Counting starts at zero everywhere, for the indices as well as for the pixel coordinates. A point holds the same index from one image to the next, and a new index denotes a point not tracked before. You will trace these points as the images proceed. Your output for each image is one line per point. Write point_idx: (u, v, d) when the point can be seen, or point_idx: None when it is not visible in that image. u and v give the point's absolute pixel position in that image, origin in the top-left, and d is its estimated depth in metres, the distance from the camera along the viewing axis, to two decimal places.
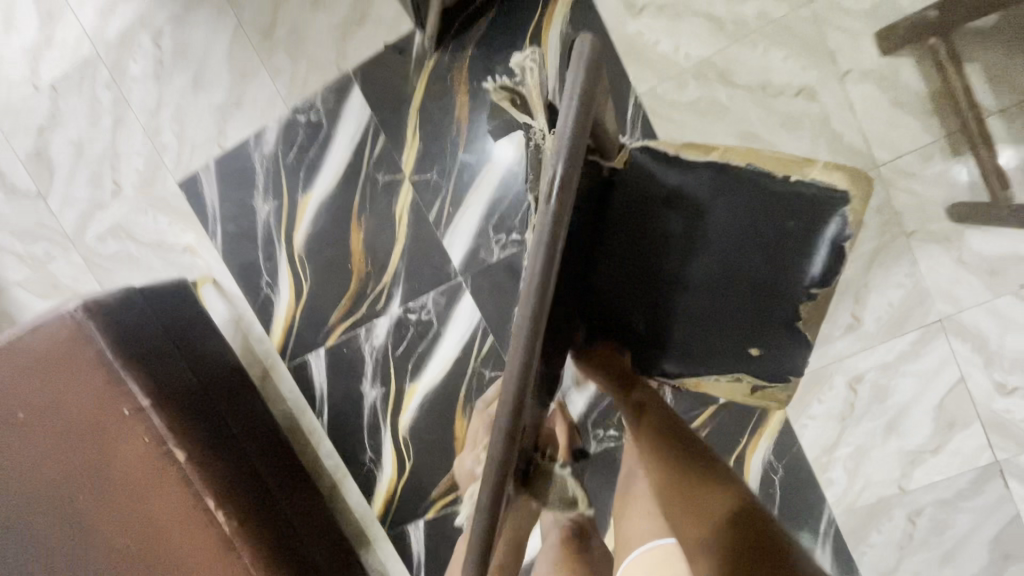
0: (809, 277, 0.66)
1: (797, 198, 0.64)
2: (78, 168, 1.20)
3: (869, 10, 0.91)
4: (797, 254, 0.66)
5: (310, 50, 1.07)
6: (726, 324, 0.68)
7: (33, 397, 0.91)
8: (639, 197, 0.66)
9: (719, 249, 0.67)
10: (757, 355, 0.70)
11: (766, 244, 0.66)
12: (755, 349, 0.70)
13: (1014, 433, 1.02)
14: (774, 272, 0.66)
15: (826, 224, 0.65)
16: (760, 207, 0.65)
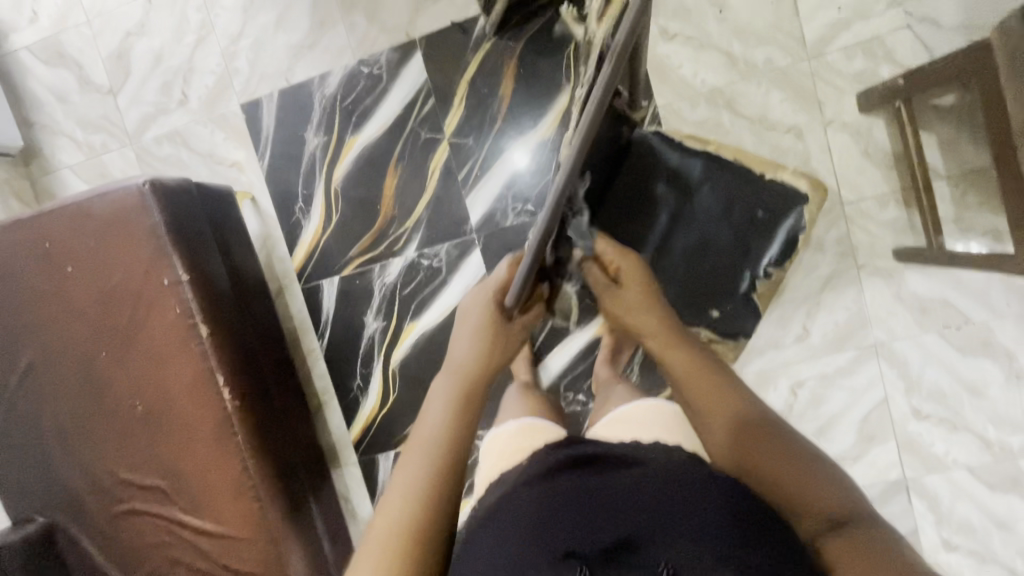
0: (768, 256, 0.84)
1: (768, 192, 0.83)
2: (152, 74, 1.32)
3: (858, 73, 1.10)
4: (760, 237, 0.84)
5: (386, 14, 1.23)
6: (696, 285, 0.86)
7: (84, 254, 1.02)
8: (645, 163, 0.85)
9: (701, 223, 0.85)
10: (715, 318, 0.87)
11: (738, 225, 0.84)
12: (716, 311, 0.87)
13: (922, 455, 1.18)
14: (741, 248, 0.84)
15: (787, 216, 0.83)
16: (738, 194, 0.84)
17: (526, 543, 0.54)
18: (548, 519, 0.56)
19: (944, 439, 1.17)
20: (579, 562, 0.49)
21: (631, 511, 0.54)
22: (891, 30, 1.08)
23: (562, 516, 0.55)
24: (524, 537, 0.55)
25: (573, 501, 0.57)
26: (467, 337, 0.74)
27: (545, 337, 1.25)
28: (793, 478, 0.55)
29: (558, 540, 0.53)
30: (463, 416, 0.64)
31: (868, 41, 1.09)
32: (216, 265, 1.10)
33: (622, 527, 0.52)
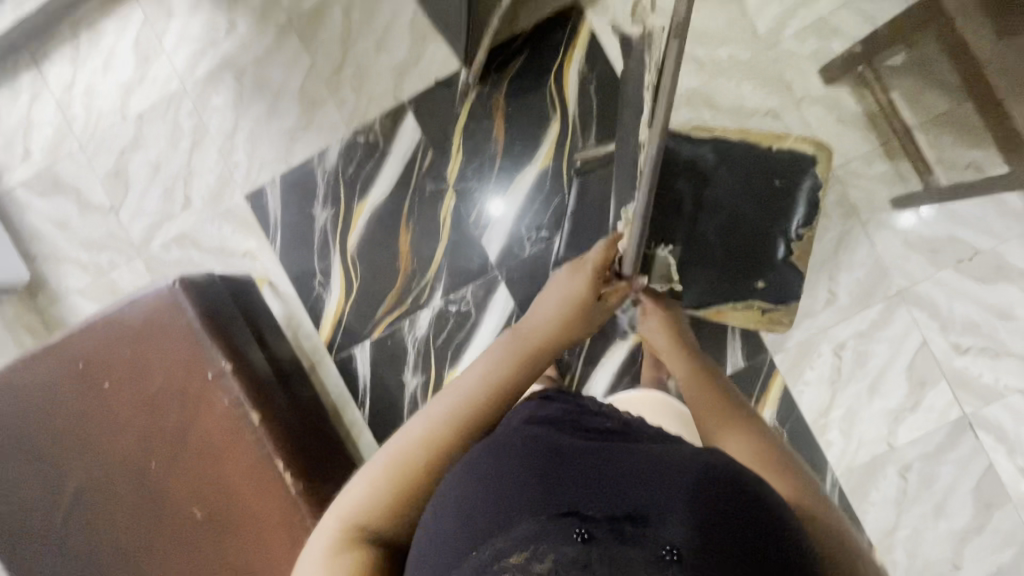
0: (795, 219, 0.93)
1: (777, 161, 0.93)
2: (153, 184, 1.35)
3: (814, 52, 1.20)
4: (783, 204, 0.93)
5: (372, 85, 1.30)
6: (737, 259, 0.94)
7: (122, 366, 1.00)
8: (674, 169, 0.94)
9: (726, 202, 0.93)
10: (762, 286, 0.95)
11: (759, 197, 0.93)
12: (759, 281, 0.94)
13: (975, 389, 1.20)
14: (768, 217, 0.93)
15: (802, 179, 0.92)
16: (751, 169, 0.93)
17: (511, 493, 0.49)
18: (538, 469, 0.50)
19: (990, 368, 1.20)
20: (578, 529, 0.45)
21: (635, 473, 0.48)
22: (833, 10, 1.19)
23: (570, 468, 0.49)
24: (509, 491, 0.49)
25: (571, 454, 0.51)
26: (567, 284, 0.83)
27: (587, 355, 1.26)
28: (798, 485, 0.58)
29: (553, 497, 0.48)
30: (519, 367, 0.73)
31: (815, 23, 1.20)
32: (254, 351, 1.09)
33: (621, 490, 0.47)
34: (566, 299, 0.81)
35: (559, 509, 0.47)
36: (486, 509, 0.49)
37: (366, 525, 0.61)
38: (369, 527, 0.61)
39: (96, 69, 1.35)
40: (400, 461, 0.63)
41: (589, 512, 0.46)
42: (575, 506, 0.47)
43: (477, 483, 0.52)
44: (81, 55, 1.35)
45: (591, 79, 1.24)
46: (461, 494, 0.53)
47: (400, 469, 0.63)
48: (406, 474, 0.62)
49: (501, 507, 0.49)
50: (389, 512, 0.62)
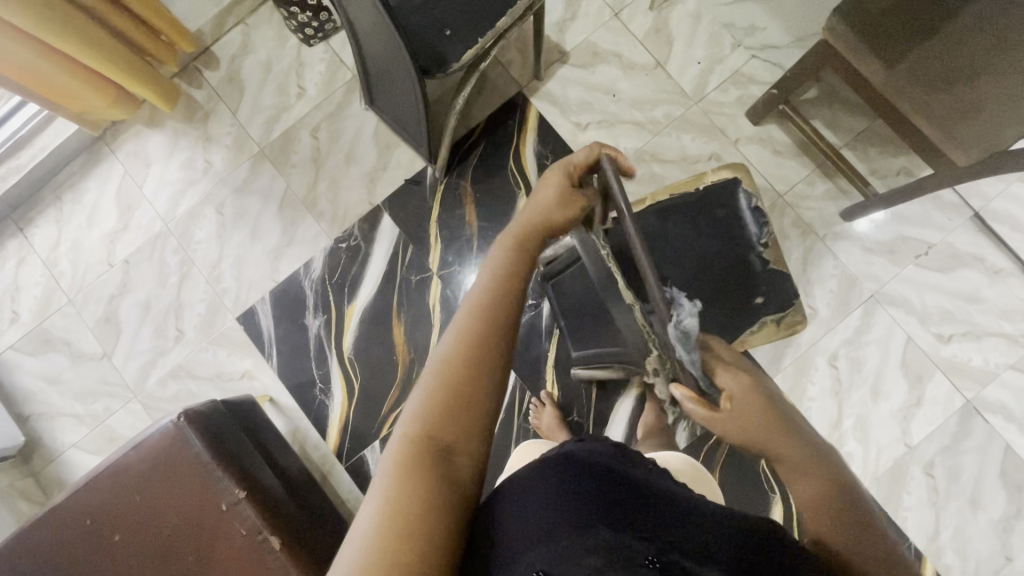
0: (755, 237, 1.08)
1: (717, 193, 1.09)
2: (144, 323, 1.37)
3: (737, 99, 1.34)
4: (738, 225, 1.08)
5: (346, 194, 1.38)
6: (730, 290, 1.07)
7: (132, 514, 0.97)
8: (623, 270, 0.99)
9: (678, 251, 1.08)
10: (762, 302, 1.08)
11: (711, 235, 1.08)
12: (760, 299, 1.07)
13: (969, 373, 1.24)
14: (727, 246, 1.08)
15: (740, 199, 1.08)
16: (694, 215, 1.09)
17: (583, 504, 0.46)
18: (615, 493, 0.48)
19: (977, 351, 1.24)
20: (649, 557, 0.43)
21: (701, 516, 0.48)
22: (745, 62, 1.35)
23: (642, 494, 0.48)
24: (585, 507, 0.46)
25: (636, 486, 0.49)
26: (540, 190, 0.70)
27: (596, 413, 1.27)
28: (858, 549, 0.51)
29: (633, 522, 0.45)
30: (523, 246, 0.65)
31: (733, 75, 1.35)
32: (265, 474, 1.08)
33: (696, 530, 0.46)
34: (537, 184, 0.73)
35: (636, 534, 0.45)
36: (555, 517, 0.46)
37: (446, 442, 0.51)
38: (442, 439, 0.51)
39: (81, 224, 1.41)
40: (444, 364, 0.54)
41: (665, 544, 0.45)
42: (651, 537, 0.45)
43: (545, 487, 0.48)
44: (65, 214, 1.41)
45: (548, 157, 1.35)
46: (518, 498, 0.49)
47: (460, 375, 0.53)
48: (456, 389, 0.53)
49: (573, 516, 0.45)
50: (467, 425, 0.52)
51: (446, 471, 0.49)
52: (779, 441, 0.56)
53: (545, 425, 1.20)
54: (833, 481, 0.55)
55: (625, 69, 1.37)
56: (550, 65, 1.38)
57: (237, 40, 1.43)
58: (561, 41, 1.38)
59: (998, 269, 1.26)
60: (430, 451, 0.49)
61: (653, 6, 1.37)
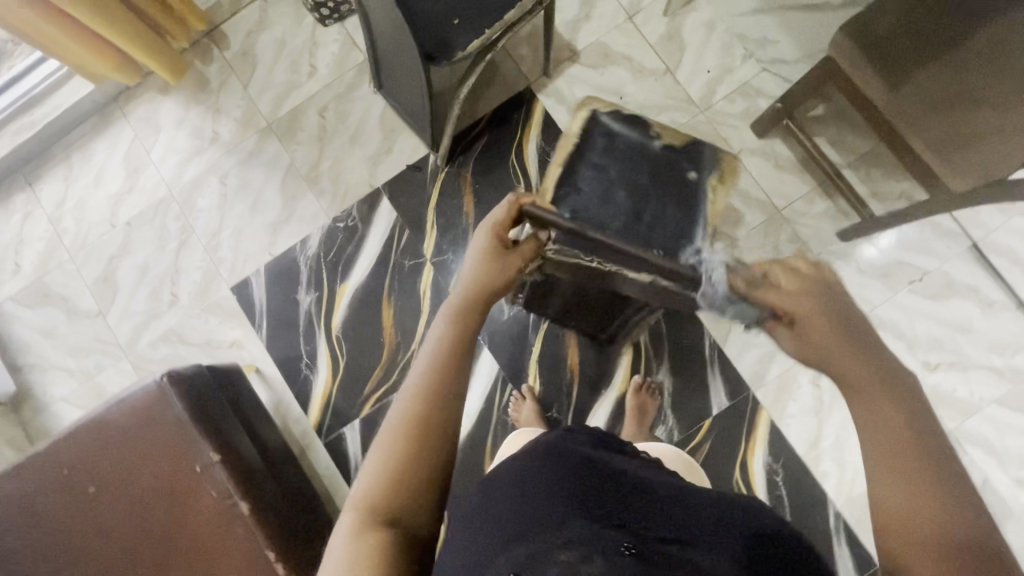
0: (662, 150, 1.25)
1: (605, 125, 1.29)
2: (141, 285, 1.39)
3: (743, 111, 1.34)
4: (637, 152, 1.24)
5: (348, 174, 1.40)
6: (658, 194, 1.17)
7: (108, 468, 0.99)
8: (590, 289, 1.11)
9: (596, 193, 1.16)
10: (694, 174, 1.19)
11: (621, 170, 1.20)
12: (689, 177, 1.18)
13: (953, 403, 1.23)
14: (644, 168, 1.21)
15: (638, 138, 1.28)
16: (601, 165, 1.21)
17: (550, 499, 0.48)
18: (583, 486, 0.49)
19: (962, 381, 1.24)
20: (626, 544, 0.43)
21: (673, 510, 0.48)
22: (754, 75, 1.35)
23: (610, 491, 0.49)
24: (554, 504, 0.48)
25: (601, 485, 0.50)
26: (472, 262, 0.76)
27: (575, 411, 1.28)
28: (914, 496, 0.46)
29: (600, 513, 0.46)
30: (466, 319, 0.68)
31: (741, 87, 1.35)
32: (242, 442, 1.09)
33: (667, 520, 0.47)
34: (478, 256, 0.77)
35: (605, 522, 0.45)
36: (524, 517, 0.47)
37: (392, 517, 0.53)
38: (389, 512, 0.54)
39: (88, 183, 1.43)
40: (386, 441, 0.57)
41: (639, 531, 0.45)
42: (623, 524, 0.46)
43: (513, 497, 0.50)
44: (73, 172, 1.44)
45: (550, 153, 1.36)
46: (492, 510, 0.51)
47: (404, 448, 0.56)
48: (395, 457, 0.55)
49: (540, 512, 0.47)
50: (410, 497, 0.54)
51: (393, 544, 0.52)
52: (853, 361, 0.56)
53: (523, 418, 1.22)
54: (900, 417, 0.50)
55: (634, 72, 1.38)
56: (560, 63, 1.39)
57: (254, 15, 1.45)
58: (573, 40, 1.39)
59: (991, 302, 1.25)
60: (382, 522, 0.53)
61: (667, 12, 1.37)
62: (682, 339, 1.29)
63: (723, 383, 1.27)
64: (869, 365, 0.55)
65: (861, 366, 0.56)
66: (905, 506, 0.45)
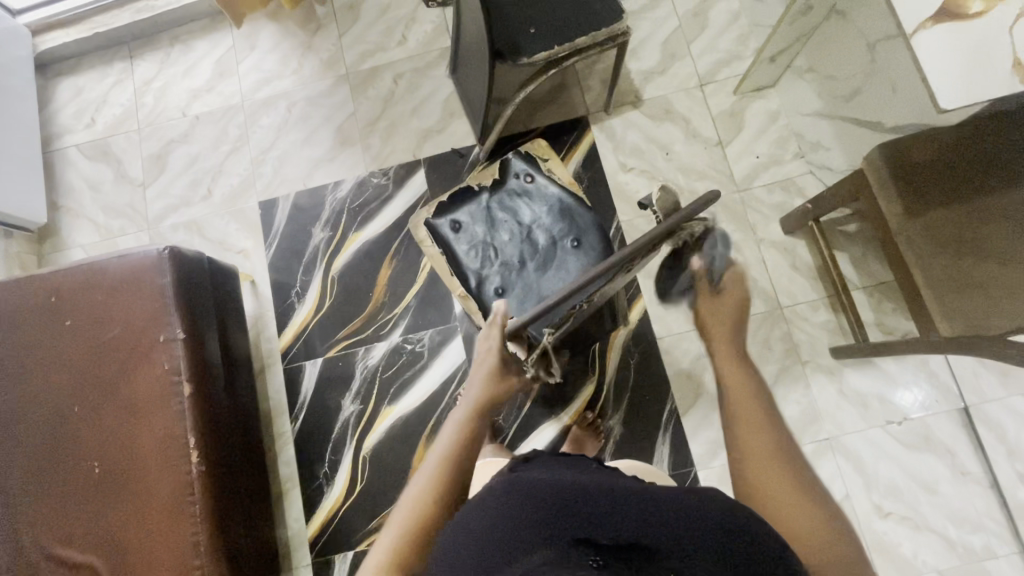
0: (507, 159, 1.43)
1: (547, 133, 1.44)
2: (184, 174, 1.51)
3: (777, 204, 1.36)
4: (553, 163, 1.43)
5: (397, 138, 1.49)
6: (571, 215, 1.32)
7: (86, 310, 1.08)
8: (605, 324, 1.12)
9: None
10: (584, 170, 1.42)
11: None
12: (579, 162, 1.42)
13: (893, 557, 1.18)
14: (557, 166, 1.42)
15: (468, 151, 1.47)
16: None
17: (513, 528, 0.51)
18: (540, 505, 0.52)
19: (909, 538, 1.19)
20: (594, 557, 0.45)
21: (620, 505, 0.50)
22: (799, 174, 1.37)
23: (561, 510, 0.50)
24: (521, 532, 0.50)
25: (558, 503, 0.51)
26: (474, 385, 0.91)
27: (520, 426, 1.30)
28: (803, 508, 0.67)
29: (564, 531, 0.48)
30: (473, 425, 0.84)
31: (783, 180, 1.37)
32: (209, 334, 1.16)
33: (615, 520, 0.48)
34: (487, 373, 0.91)
35: (570, 539, 0.48)
36: (500, 553, 0.50)
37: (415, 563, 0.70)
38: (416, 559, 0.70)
39: (178, 72, 1.58)
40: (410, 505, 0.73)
41: (601, 542, 0.47)
42: (586, 538, 0.47)
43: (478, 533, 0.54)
44: (169, 59, 1.59)
45: (583, 180, 1.41)
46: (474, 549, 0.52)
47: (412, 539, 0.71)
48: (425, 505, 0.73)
49: (507, 547, 0.50)
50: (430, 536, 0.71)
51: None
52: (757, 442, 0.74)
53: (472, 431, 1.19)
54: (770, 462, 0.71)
55: (687, 134, 1.42)
56: (622, 105, 1.45)
57: None
58: (642, 88, 1.45)
59: (965, 471, 1.20)
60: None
61: (737, 91, 1.42)
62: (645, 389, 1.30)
63: (669, 451, 1.26)
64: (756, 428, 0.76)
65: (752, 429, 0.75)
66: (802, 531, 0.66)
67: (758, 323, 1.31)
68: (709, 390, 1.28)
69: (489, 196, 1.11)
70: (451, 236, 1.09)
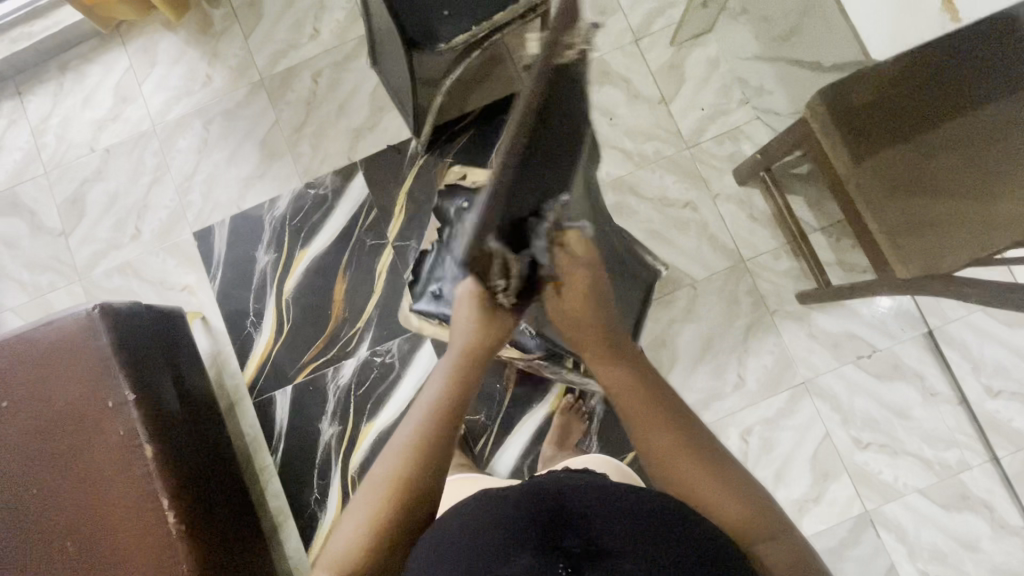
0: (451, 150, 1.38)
1: (483, 115, 1.38)
2: (107, 214, 1.40)
3: (729, 155, 1.33)
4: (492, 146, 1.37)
5: (328, 143, 1.40)
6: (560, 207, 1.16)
7: (21, 387, 1.00)
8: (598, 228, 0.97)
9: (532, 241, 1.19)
10: None
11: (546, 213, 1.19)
12: None
13: (875, 485, 1.23)
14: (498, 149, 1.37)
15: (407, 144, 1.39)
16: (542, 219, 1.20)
17: (497, 535, 0.53)
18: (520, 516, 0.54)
19: (888, 465, 1.23)
20: (564, 564, 0.49)
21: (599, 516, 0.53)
22: (747, 121, 1.33)
23: (537, 522, 0.53)
24: (491, 534, 0.53)
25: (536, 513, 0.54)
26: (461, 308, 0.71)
27: (504, 420, 1.29)
28: (716, 481, 0.65)
29: (532, 537, 0.51)
30: (460, 387, 0.72)
31: (731, 130, 1.33)
32: (164, 387, 1.10)
33: (589, 531, 0.51)
34: (467, 298, 0.70)
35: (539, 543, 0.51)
36: (466, 540, 0.54)
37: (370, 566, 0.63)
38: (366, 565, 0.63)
39: (76, 103, 1.44)
40: (379, 483, 0.66)
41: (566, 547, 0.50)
42: (554, 542, 0.51)
43: (455, 523, 0.58)
44: (63, 90, 1.44)
45: None
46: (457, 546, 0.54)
47: (385, 524, 0.64)
48: (392, 489, 0.65)
49: (487, 546, 0.52)
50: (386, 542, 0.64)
51: None
52: (654, 424, 0.69)
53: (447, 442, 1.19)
54: (668, 438, 0.68)
55: (629, 95, 1.36)
56: None
57: None
58: None
59: (934, 392, 1.24)
60: None
61: (673, 41, 1.36)
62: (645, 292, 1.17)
63: None
64: (647, 402, 0.71)
65: (646, 406, 0.70)
66: (725, 506, 0.63)
67: (724, 279, 1.30)
68: (684, 354, 1.28)
69: (442, 238, 1.02)
70: (434, 306, 1.02)
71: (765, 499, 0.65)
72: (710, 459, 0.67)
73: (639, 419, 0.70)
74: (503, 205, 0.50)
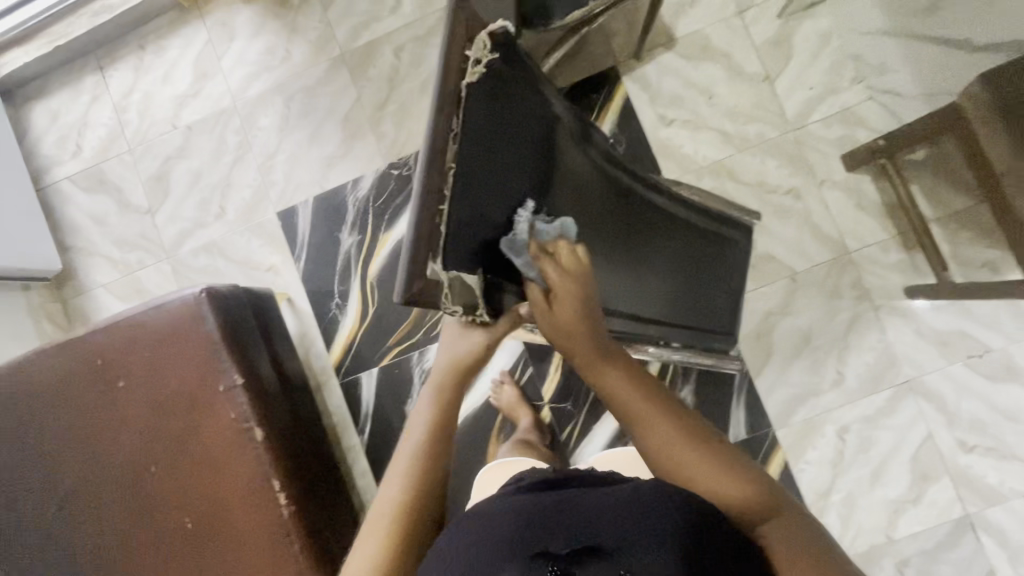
0: None
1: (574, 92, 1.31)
2: (191, 193, 1.40)
3: (838, 139, 1.25)
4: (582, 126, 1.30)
5: (411, 121, 1.36)
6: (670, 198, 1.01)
7: (136, 369, 1.02)
8: (642, 206, 0.86)
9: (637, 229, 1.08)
10: (622, 129, 1.30)
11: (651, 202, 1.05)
12: (617, 122, 1.30)
13: (978, 489, 1.18)
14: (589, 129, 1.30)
15: None
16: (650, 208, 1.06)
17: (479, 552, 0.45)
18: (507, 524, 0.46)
19: (995, 469, 1.18)
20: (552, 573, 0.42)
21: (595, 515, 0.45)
22: (859, 102, 1.24)
23: (526, 528, 0.45)
24: (477, 545, 0.46)
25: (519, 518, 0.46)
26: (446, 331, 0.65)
27: (590, 408, 1.28)
28: (737, 479, 0.55)
29: (519, 547, 0.44)
30: (446, 414, 0.63)
31: (841, 112, 1.25)
32: (267, 371, 1.11)
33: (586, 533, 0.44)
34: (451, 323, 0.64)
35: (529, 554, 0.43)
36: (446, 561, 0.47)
37: None
38: None
39: (157, 79, 1.42)
40: (372, 532, 0.59)
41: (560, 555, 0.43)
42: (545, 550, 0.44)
43: (473, 524, 0.49)
44: (144, 65, 1.43)
45: (622, 142, 1.29)
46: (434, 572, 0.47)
47: (393, 541, 0.58)
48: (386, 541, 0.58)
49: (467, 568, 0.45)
50: None
51: None
52: (659, 424, 0.57)
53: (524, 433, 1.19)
54: (678, 439, 0.57)
55: (730, 73, 1.28)
56: (654, 48, 1.30)
57: None
58: (674, 25, 1.29)
59: None
60: None
61: (782, 14, 1.26)
62: (725, 265, 1.02)
63: (745, 414, 1.24)
64: (647, 398, 0.58)
65: (647, 405, 0.58)
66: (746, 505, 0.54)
67: (826, 272, 1.24)
68: (781, 349, 1.24)
69: None
70: None
71: (777, 482, 0.57)
72: (724, 454, 0.57)
73: (640, 419, 0.58)
74: (431, 226, 0.47)
